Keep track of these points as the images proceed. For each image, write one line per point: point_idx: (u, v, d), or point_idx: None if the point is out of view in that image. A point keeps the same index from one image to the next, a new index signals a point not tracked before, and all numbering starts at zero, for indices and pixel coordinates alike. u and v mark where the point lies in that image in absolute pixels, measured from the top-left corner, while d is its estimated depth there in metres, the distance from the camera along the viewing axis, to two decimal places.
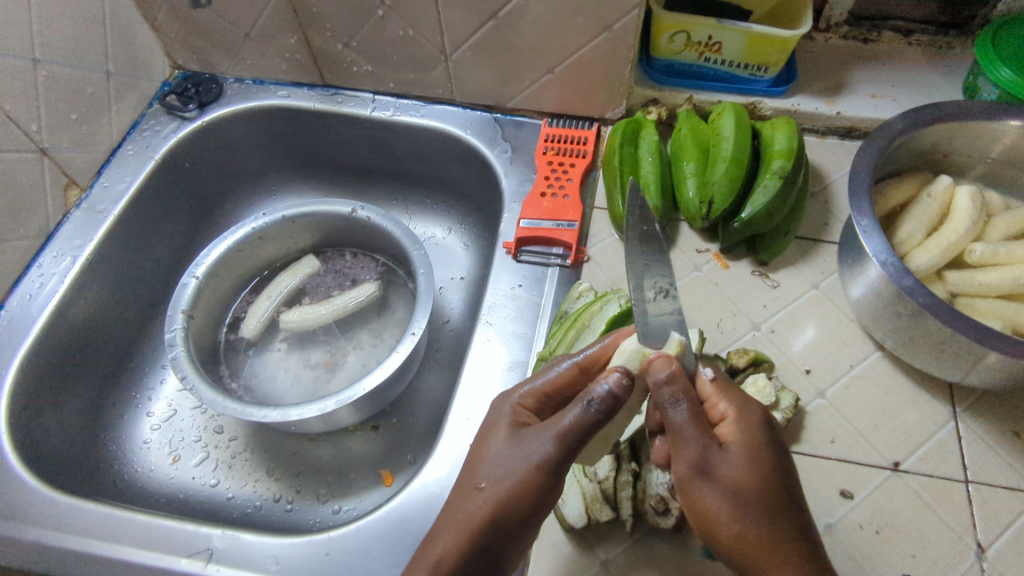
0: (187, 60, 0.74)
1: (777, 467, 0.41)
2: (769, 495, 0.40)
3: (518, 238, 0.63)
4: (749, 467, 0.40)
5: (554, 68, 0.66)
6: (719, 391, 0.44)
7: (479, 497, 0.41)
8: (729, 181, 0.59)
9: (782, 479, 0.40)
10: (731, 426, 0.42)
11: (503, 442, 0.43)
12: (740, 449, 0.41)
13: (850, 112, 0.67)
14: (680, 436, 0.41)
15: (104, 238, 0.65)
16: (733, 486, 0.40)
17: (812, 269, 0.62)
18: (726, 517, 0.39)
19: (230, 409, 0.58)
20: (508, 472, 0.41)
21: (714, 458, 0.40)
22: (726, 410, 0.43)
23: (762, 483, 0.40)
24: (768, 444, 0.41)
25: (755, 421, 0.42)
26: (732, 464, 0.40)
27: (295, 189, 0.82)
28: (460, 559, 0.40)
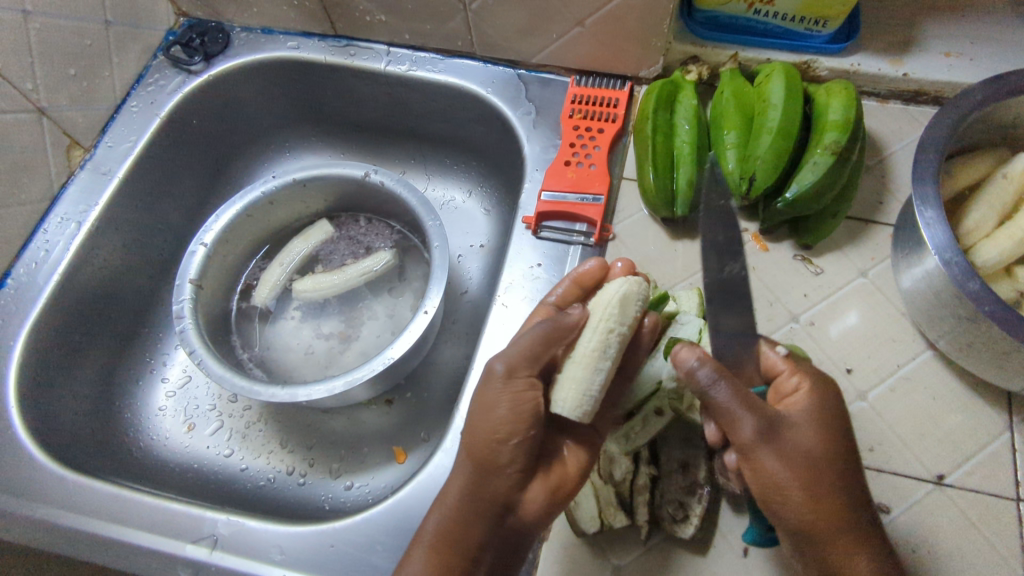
0: (191, 6, 0.69)
1: (844, 434, 0.41)
2: (841, 463, 0.40)
3: (538, 212, 0.59)
4: (822, 433, 0.40)
5: (583, 21, 0.59)
6: (793, 364, 0.44)
7: (477, 442, 0.42)
8: (775, 156, 0.53)
9: (849, 447, 0.41)
10: (802, 395, 0.42)
11: (494, 382, 0.42)
12: (810, 417, 0.41)
13: (919, 74, 0.60)
14: (732, 410, 0.39)
15: (110, 201, 0.63)
16: (806, 454, 0.40)
17: (861, 255, 0.56)
18: (794, 485, 0.39)
19: (238, 387, 0.56)
20: (493, 415, 0.42)
21: (782, 426, 0.40)
22: (800, 381, 0.43)
23: (831, 448, 0.40)
24: (839, 409, 0.42)
25: (832, 395, 0.42)
26: (800, 430, 0.40)
27: (309, 146, 0.77)
28: (485, 504, 0.42)
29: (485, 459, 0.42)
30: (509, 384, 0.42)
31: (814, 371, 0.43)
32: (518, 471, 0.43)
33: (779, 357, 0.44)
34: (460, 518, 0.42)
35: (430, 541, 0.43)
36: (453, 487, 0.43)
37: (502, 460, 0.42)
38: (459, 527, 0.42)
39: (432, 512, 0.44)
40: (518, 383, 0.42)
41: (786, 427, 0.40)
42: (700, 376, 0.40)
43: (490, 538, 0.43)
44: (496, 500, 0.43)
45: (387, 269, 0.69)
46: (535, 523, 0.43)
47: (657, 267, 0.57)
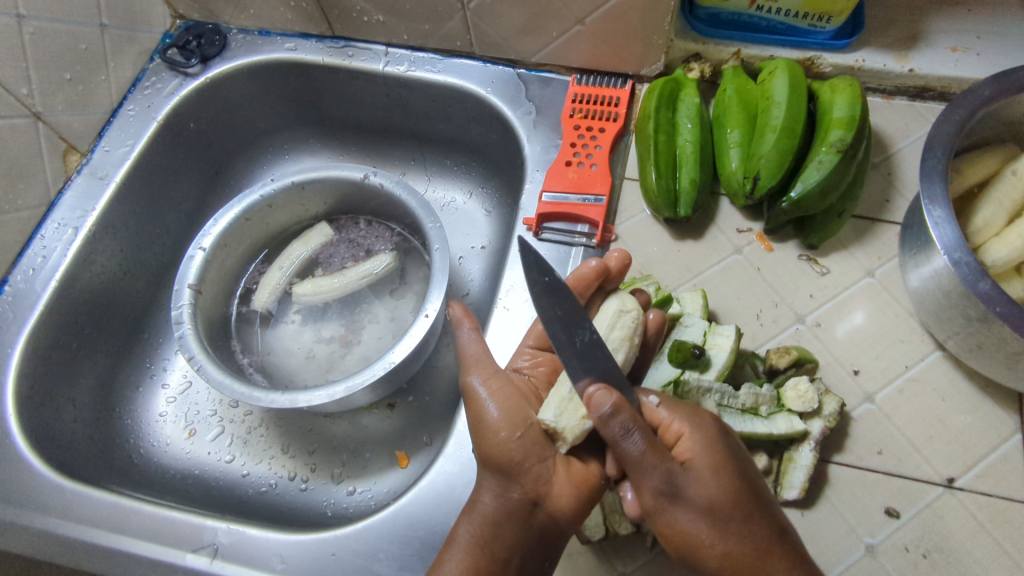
0: (187, 8, 0.68)
1: (742, 474, 0.39)
2: (745, 506, 0.38)
3: (539, 214, 0.58)
4: (717, 480, 0.38)
5: (583, 19, 0.59)
6: (670, 410, 0.41)
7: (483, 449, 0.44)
8: (779, 155, 0.52)
9: (751, 486, 0.39)
10: (689, 443, 0.39)
11: (475, 392, 0.45)
12: (705, 466, 0.39)
13: (925, 70, 0.59)
14: (635, 469, 0.38)
15: (107, 206, 0.62)
16: (706, 507, 0.38)
17: (867, 254, 0.55)
18: (706, 539, 0.38)
19: (238, 393, 0.56)
20: (483, 419, 0.44)
21: (682, 483, 0.38)
22: (683, 427, 0.40)
23: (732, 493, 0.38)
24: (729, 449, 0.40)
25: (711, 434, 0.40)
26: (699, 482, 0.38)
27: (308, 148, 0.77)
28: (506, 503, 0.42)
29: (494, 459, 0.43)
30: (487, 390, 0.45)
31: (694, 413, 0.41)
32: (532, 462, 0.43)
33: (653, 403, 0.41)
34: (493, 525, 0.42)
35: (467, 552, 0.41)
36: (479, 498, 0.44)
37: (515, 456, 0.43)
38: (496, 531, 0.42)
39: (460, 522, 0.44)
40: (496, 384, 0.45)
41: (685, 482, 0.38)
42: (613, 427, 0.37)
43: (532, 537, 0.42)
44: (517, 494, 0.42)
45: (388, 271, 0.68)
46: (572, 517, 0.42)
47: (660, 268, 0.56)
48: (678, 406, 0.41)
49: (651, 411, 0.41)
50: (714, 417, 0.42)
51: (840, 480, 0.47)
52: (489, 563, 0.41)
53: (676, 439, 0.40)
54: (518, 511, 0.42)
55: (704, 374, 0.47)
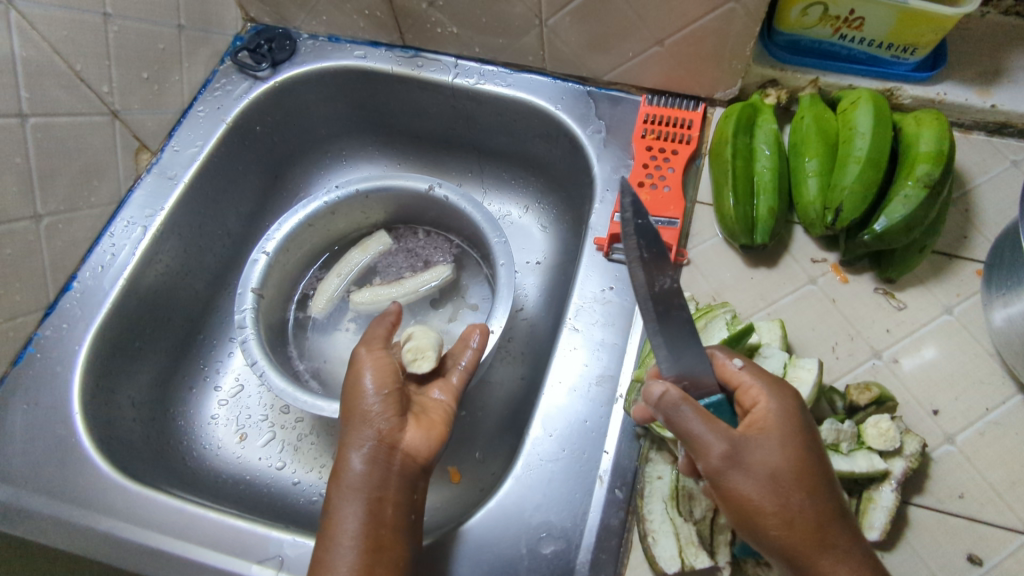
0: (260, 13, 0.68)
1: (811, 452, 0.40)
2: (807, 479, 0.39)
3: (612, 234, 0.57)
4: (784, 449, 0.39)
5: (663, 40, 0.58)
6: (754, 376, 0.42)
7: (353, 399, 0.47)
8: (863, 187, 0.51)
9: (816, 465, 0.40)
10: (763, 413, 0.40)
11: (358, 358, 0.49)
12: (772, 436, 0.40)
13: (1008, 106, 0.58)
14: (699, 438, 0.39)
15: (175, 206, 0.62)
16: (771, 475, 0.39)
17: (946, 291, 0.54)
18: (766, 505, 0.39)
19: (301, 401, 0.55)
20: (354, 368, 0.49)
21: (750, 449, 0.39)
22: (760, 395, 0.41)
23: (799, 468, 0.39)
24: (802, 424, 0.40)
25: (790, 405, 0.41)
26: (767, 449, 0.39)
27: (366, 155, 0.76)
28: (378, 468, 0.45)
29: (362, 408, 0.47)
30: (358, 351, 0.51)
31: (774, 383, 0.42)
32: (391, 418, 0.46)
33: (735, 367, 0.42)
34: (371, 468, 0.45)
35: (351, 522, 0.43)
36: (350, 452, 0.45)
37: (373, 409, 0.46)
38: (372, 477, 0.44)
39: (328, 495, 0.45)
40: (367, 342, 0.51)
41: (753, 448, 0.39)
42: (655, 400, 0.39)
43: (394, 478, 0.45)
44: (379, 453, 0.45)
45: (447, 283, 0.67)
46: (422, 457, 0.46)
47: (733, 295, 0.55)
48: (761, 375, 0.42)
49: (730, 371, 0.42)
50: (791, 387, 0.42)
51: (920, 523, 0.46)
52: (373, 502, 0.44)
53: (751, 406, 0.41)
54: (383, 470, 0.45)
55: None
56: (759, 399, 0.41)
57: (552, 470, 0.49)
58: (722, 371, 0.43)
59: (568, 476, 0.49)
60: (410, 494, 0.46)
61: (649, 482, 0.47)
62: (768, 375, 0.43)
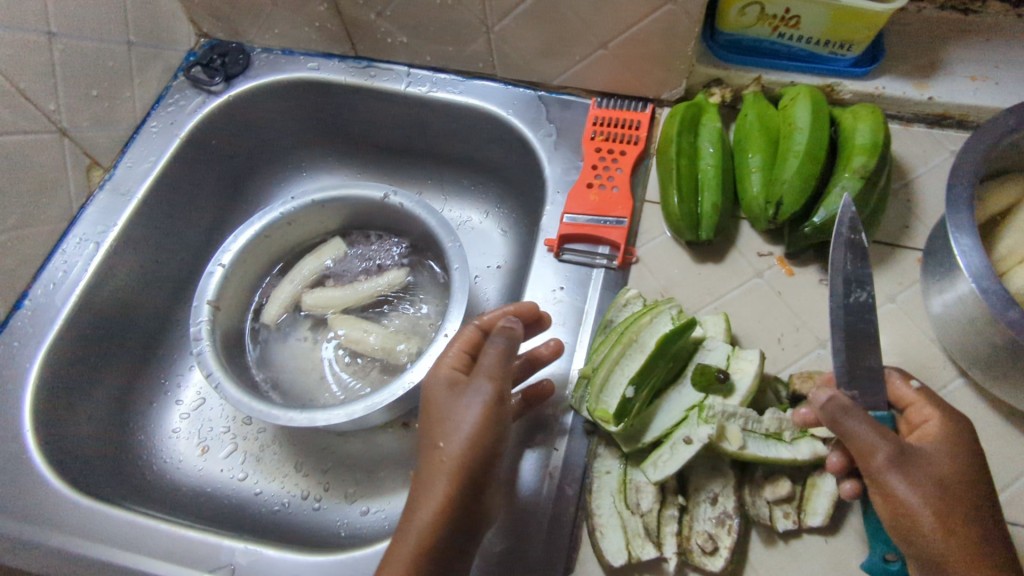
0: (212, 27, 0.69)
1: (977, 471, 0.40)
2: (971, 495, 0.40)
3: (561, 235, 0.58)
4: (946, 459, 0.40)
5: (607, 43, 0.59)
6: (924, 397, 0.43)
7: (432, 405, 0.44)
8: (802, 181, 0.52)
9: (977, 482, 0.40)
10: (940, 429, 0.41)
11: (461, 397, 0.42)
12: (944, 449, 0.41)
13: (945, 98, 0.59)
14: (864, 439, 0.40)
15: (129, 221, 0.62)
16: (938, 482, 0.39)
17: (889, 280, 0.55)
18: (929, 511, 0.38)
19: (256, 411, 0.56)
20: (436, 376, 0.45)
21: (916, 455, 0.40)
22: (932, 414, 0.42)
23: (962, 483, 0.40)
24: (971, 445, 0.41)
25: (961, 424, 0.42)
26: (938, 458, 0.40)
27: (326, 166, 0.77)
28: (454, 516, 0.40)
29: (448, 408, 0.42)
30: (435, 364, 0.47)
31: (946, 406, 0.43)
32: (484, 464, 0.41)
33: (909, 387, 0.43)
34: (452, 469, 0.40)
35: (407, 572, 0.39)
36: (426, 496, 0.40)
37: (470, 452, 0.41)
38: (448, 522, 0.40)
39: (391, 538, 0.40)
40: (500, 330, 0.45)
41: (919, 454, 0.40)
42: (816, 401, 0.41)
43: (461, 529, 0.40)
44: (461, 504, 0.40)
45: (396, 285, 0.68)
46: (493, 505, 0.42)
47: (681, 291, 0.56)
48: (935, 399, 0.43)
49: (901, 391, 0.44)
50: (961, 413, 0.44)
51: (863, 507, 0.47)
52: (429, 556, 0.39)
53: (921, 424, 0.42)
54: (460, 522, 0.40)
55: (728, 399, 0.47)
56: (930, 420, 0.42)
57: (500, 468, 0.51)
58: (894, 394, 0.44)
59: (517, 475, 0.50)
60: (469, 543, 0.41)
61: (599, 477, 0.48)
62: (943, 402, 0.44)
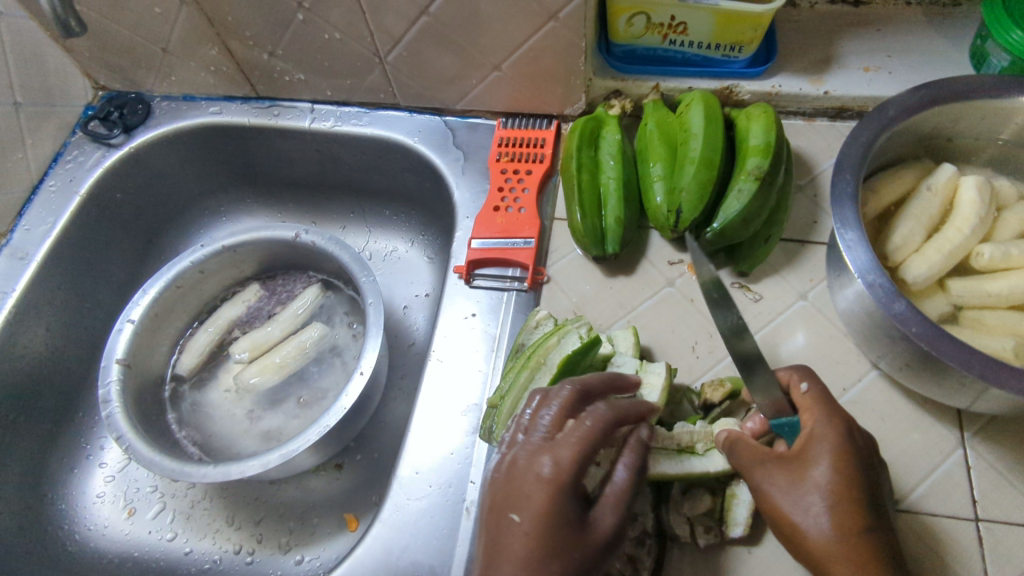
0: (109, 80, 0.68)
1: (860, 470, 0.39)
2: (840, 502, 0.38)
3: (470, 261, 0.58)
4: (813, 466, 0.39)
5: (500, 65, 0.59)
6: (814, 403, 0.41)
7: (555, 522, 0.36)
8: (700, 187, 0.52)
9: (861, 483, 0.38)
10: (809, 434, 0.40)
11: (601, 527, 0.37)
12: (813, 454, 0.39)
13: (841, 92, 0.60)
14: (733, 456, 0.42)
15: (29, 285, 0.61)
16: (801, 491, 0.39)
17: (799, 278, 0.55)
18: (793, 519, 0.39)
19: (168, 469, 0.53)
20: (560, 484, 0.37)
21: (785, 466, 0.40)
22: (813, 420, 0.40)
23: (836, 487, 0.38)
24: (856, 443, 0.39)
25: (841, 428, 0.39)
26: (804, 465, 0.39)
27: (244, 208, 0.76)
28: None
29: (590, 536, 0.37)
30: (536, 454, 0.38)
31: (836, 409, 0.40)
32: None
33: (799, 394, 0.42)
34: None
35: None
36: None
37: None
38: None
39: None
40: (632, 446, 0.40)
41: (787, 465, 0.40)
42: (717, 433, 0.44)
43: None
44: None
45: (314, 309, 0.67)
46: None
47: (594, 307, 0.55)
48: (823, 403, 0.41)
49: (797, 398, 0.42)
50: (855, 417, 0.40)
51: None
52: None
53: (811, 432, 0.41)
54: None
55: None
56: (811, 423, 0.40)
57: (419, 506, 0.49)
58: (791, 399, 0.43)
59: (438, 513, 0.49)
60: None
61: None
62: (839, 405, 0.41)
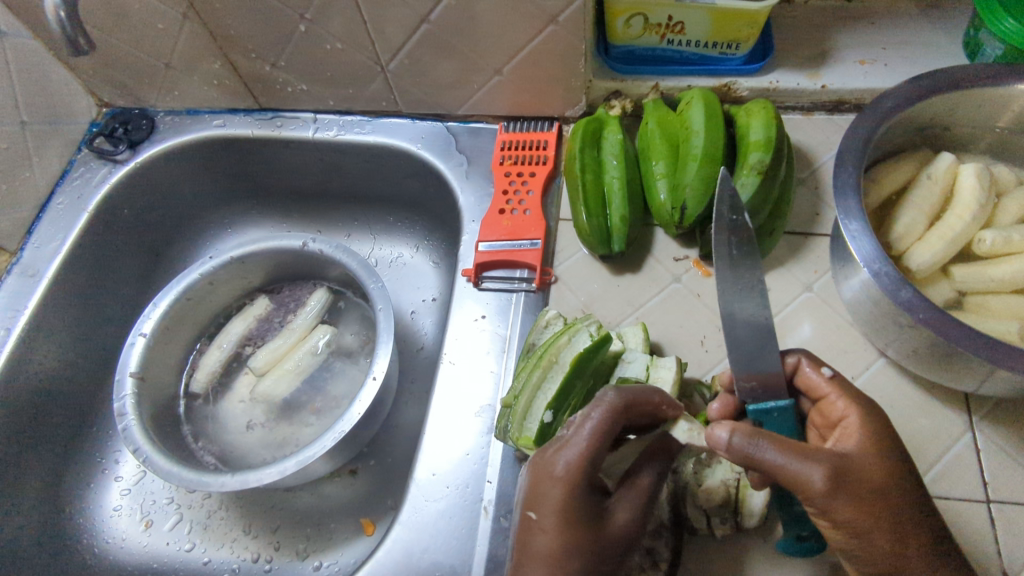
0: (112, 96, 0.69)
1: (904, 459, 0.39)
2: (904, 490, 0.38)
3: (478, 264, 0.58)
4: (875, 460, 0.38)
5: (501, 69, 0.60)
6: (838, 387, 0.42)
7: (572, 511, 0.38)
8: (703, 183, 0.52)
9: (908, 471, 0.39)
10: (856, 424, 0.40)
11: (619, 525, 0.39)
12: (867, 446, 0.39)
13: (837, 85, 0.61)
14: (797, 468, 0.37)
15: (40, 302, 0.61)
16: (876, 488, 0.37)
17: (804, 269, 0.56)
18: (874, 523, 0.36)
19: (185, 480, 0.54)
20: (576, 476, 0.39)
21: (850, 466, 0.37)
22: (847, 407, 0.41)
23: (895, 478, 0.38)
24: (892, 431, 0.40)
25: (875, 412, 0.41)
26: (863, 460, 0.38)
27: (250, 219, 0.76)
28: None
29: (605, 531, 0.39)
30: (553, 452, 0.40)
31: (858, 394, 0.41)
32: None
33: (821, 377, 0.42)
34: None
35: None
36: None
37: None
38: None
39: None
40: (660, 447, 0.42)
41: (849, 463, 0.37)
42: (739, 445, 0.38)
43: None
44: None
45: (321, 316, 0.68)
46: None
47: (602, 305, 0.56)
48: (845, 388, 0.42)
49: (818, 385, 0.43)
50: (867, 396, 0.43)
51: None
52: None
53: (840, 418, 0.41)
54: None
55: None
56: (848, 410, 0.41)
57: (436, 507, 0.50)
58: (807, 383, 0.43)
59: (456, 513, 0.49)
60: None
61: None
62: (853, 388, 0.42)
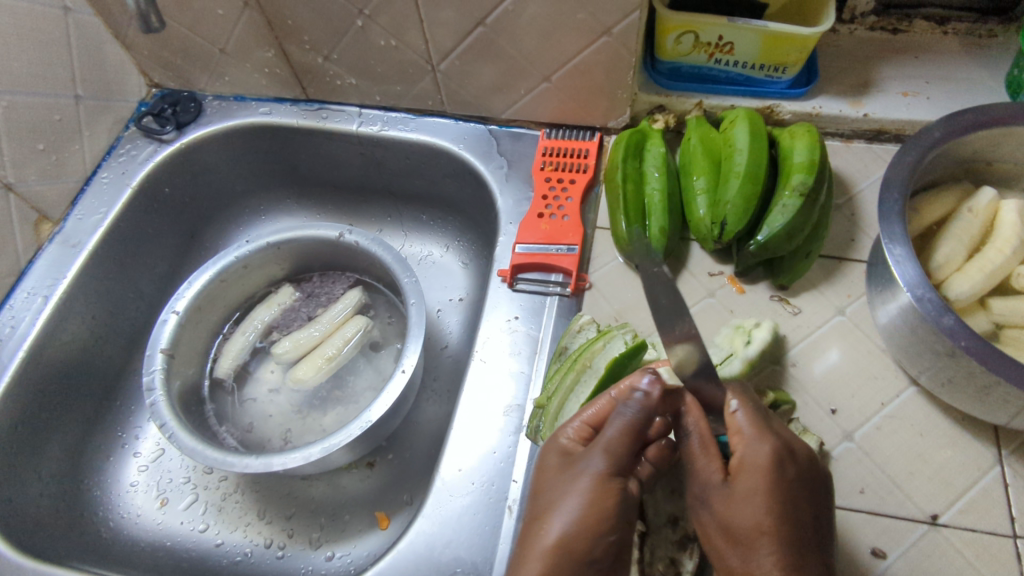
0: (163, 77, 0.71)
1: (780, 508, 0.37)
2: (759, 538, 0.37)
3: (513, 265, 0.59)
4: (739, 500, 0.38)
5: (550, 76, 0.60)
6: (748, 426, 0.40)
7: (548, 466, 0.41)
8: (744, 200, 0.53)
9: (782, 523, 0.37)
10: (740, 463, 0.39)
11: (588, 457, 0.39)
12: (739, 488, 0.38)
13: (879, 114, 0.61)
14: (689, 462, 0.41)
15: (79, 272, 0.62)
16: (729, 524, 0.38)
17: (837, 293, 0.56)
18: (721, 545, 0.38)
19: (211, 458, 0.54)
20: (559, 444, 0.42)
21: (716, 492, 0.39)
22: (739, 445, 0.40)
23: (755, 525, 0.37)
24: (778, 481, 0.38)
25: (771, 459, 0.38)
26: (732, 499, 0.38)
27: (282, 209, 0.77)
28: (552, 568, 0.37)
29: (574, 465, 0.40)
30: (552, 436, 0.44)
31: (767, 437, 0.39)
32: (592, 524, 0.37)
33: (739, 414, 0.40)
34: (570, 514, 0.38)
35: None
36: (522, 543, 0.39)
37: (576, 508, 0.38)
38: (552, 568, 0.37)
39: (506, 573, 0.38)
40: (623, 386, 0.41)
41: (718, 494, 0.39)
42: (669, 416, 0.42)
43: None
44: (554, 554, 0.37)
45: (356, 310, 0.68)
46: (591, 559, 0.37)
47: (635, 314, 0.56)
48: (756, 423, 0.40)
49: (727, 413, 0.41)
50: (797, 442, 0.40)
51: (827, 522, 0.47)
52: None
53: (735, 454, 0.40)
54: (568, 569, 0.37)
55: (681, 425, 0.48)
56: (740, 448, 0.39)
57: (460, 504, 0.50)
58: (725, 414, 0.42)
59: (480, 509, 0.50)
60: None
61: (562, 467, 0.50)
62: (772, 429, 0.40)
